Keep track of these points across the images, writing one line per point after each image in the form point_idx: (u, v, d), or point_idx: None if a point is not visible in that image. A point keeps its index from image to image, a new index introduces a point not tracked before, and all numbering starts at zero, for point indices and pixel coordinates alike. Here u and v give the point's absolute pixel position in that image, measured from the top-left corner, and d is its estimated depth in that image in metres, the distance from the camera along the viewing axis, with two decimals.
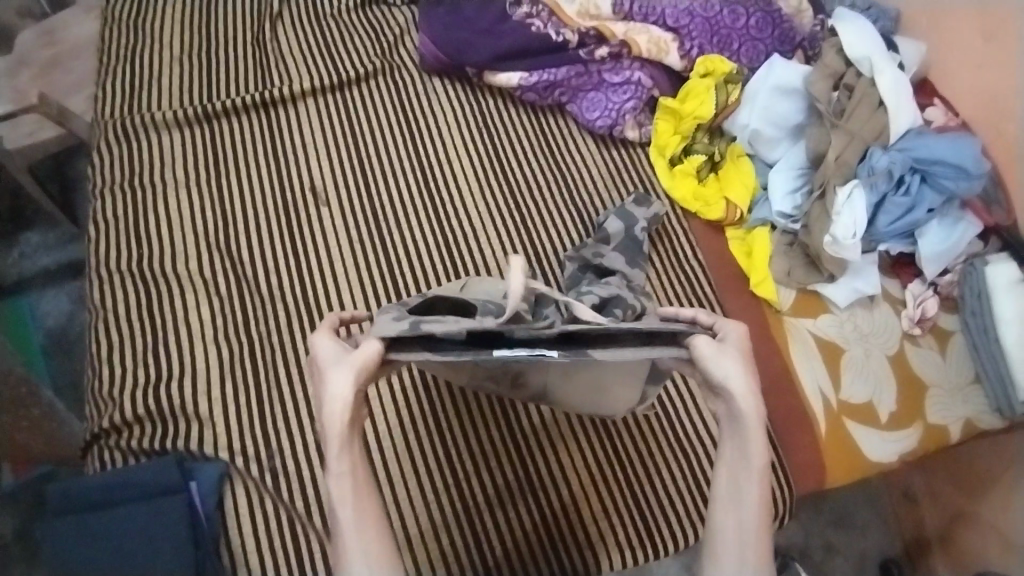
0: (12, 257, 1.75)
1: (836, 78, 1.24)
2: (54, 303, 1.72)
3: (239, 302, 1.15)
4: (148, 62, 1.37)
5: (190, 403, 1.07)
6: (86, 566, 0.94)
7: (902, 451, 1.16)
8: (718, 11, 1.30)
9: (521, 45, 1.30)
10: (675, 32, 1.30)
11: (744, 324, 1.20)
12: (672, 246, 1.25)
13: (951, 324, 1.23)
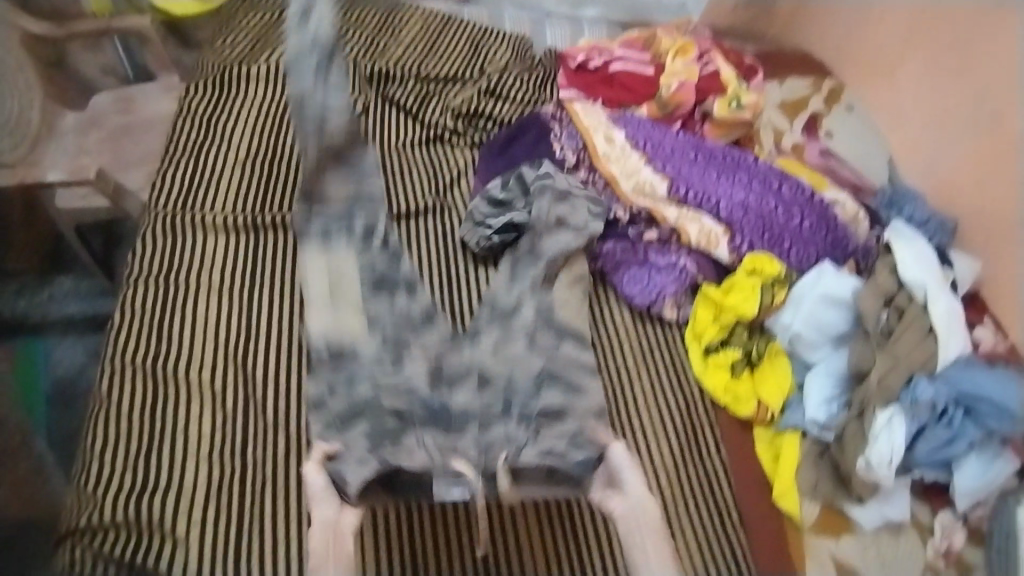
0: (41, 297, 1.77)
1: (887, 297, 1.23)
2: (67, 353, 1.70)
3: (243, 422, 1.13)
4: (212, 160, 1.44)
5: (170, 521, 1.04)
6: None
7: None
8: (773, 208, 1.32)
9: None
10: (727, 225, 1.32)
11: (757, 534, 1.14)
12: (692, 441, 1.20)
13: (975, 558, 1.13)
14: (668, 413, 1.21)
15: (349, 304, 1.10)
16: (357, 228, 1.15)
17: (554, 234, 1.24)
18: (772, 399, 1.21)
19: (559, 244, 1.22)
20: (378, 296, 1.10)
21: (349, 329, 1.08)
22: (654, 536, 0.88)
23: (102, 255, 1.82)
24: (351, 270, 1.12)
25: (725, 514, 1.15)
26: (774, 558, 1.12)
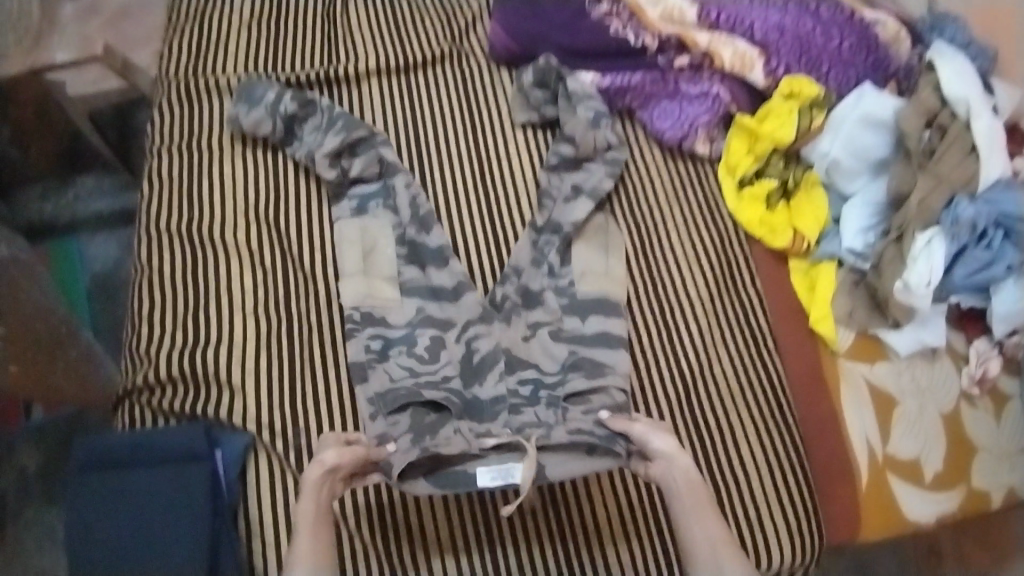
0: (66, 199, 1.67)
1: (929, 116, 1.16)
2: (100, 249, 1.65)
3: (282, 275, 1.12)
4: (216, 25, 1.38)
5: (224, 370, 1.05)
6: (105, 530, 0.91)
7: (941, 512, 1.13)
8: (811, 29, 1.25)
9: (599, 47, 1.30)
10: (762, 47, 1.25)
11: (794, 362, 1.15)
12: (729, 274, 1.18)
13: (1010, 387, 1.17)
14: (703, 249, 1.19)
15: (376, 277, 1.11)
16: (391, 200, 1.18)
17: (575, 170, 1.22)
18: (809, 229, 1.18)
19: (587, 174, 1.21)
20: (410, 266, 1.13)
21: (386, 298, 1.10)
22: (698, 507, 0.92)
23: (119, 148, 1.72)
24: (390, 248, 1.14)
25: (762, 344, 1.15)
26: (810, 381, 1.15)
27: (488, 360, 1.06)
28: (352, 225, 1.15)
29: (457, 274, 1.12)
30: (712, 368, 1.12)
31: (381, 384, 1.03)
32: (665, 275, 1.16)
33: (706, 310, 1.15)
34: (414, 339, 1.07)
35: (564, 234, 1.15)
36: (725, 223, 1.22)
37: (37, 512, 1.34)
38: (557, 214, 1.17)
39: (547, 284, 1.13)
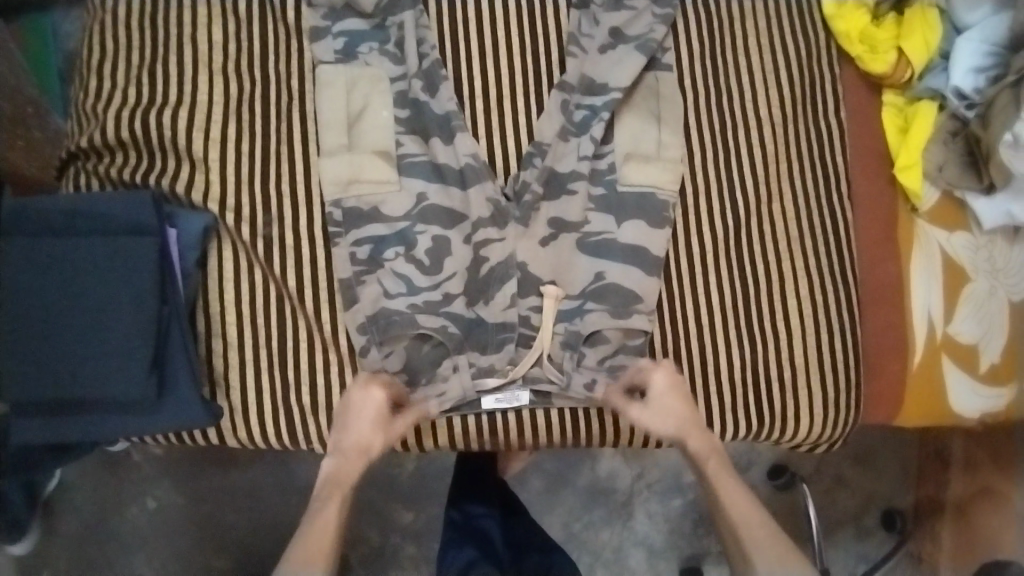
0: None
1: None
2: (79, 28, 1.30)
3: (258, 31, 0.89)
4: None
5: (184, 138, 0.86)
6: (34, 308, 0.75)
7: (986, 409, 0.98)
8: None
9: None
10: None
11: (863, 212, 0.98)
12: (810, 99, 0.97)
13: None
14: (781, 62, 0.96)
15: (367, 146, 0.86)
16: (391, 42, 0.90)
17: (618, 9, 0.92)
18: (915, 54, 0.93)
19: (633, 16, 0.92)
20: (412, 137, 0.88)
21: (377, 180, 0.86)
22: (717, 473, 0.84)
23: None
24: (387, 109, 0.88)
25: (830, 183, 0.96)
26: (878, 237, 0.97)
27: (498, 276, 0.87)
28: (336, 70, 0.87)
29: (465, 155, 0.87)
30: (770, 205, 0.94)
31: (374, 305, 0.84)
32: (729, 83, 0.95)
33: (771, 139, 0.95)
34: (412, 240, 0.85)
35: (606, 109, 0.89)
36: (813, 32, 0.98)
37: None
38: (591, 71, 0.90)
39: (581, 169, 0.89)
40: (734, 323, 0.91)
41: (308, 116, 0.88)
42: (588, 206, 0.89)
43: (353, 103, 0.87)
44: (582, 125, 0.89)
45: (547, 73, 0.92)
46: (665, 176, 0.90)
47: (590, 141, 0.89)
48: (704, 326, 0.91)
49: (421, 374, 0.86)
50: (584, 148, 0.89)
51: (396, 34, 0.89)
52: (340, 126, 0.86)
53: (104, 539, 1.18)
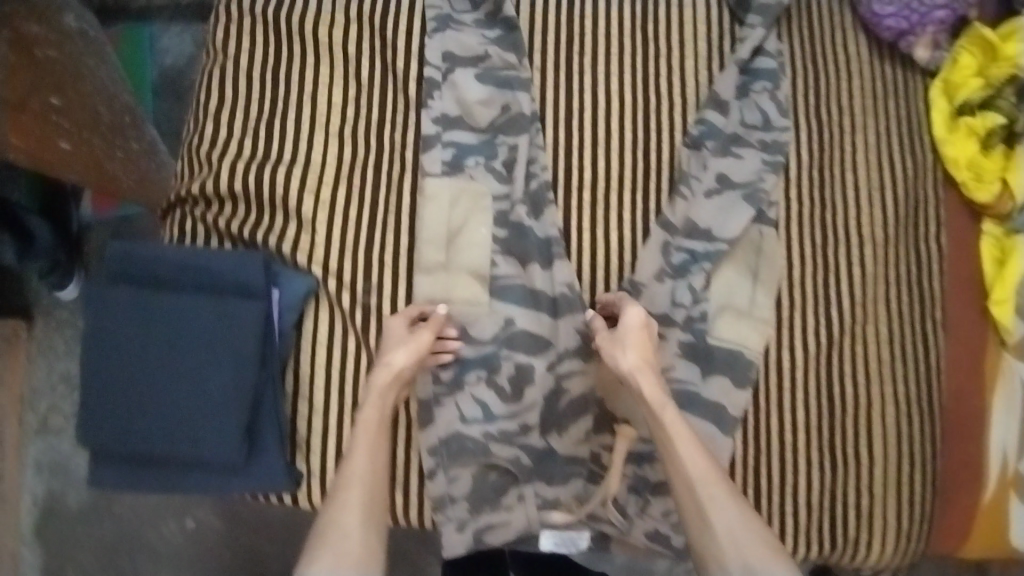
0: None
1: None
2: (175, 41, 1.35)
3: (377, 97, 0.89)
4: None
5: (294, 197, 0.86)
6: (134, 362, 0.75)
7: None
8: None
9: None
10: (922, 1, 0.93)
11: (952, 340, 0.97)
12: (914, 223, 0.96)
13: None
14: (890, 181, 0.95)
15: (463, 268, 0.86)
16: (498, 159, 0.88)
17: (724, 155, 0.89)
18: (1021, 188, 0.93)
19: (739, 165, 0.89)
20: (507, 259, 0.86)
21: (469, 300, 0.85)
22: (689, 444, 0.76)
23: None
24: (486, 227, 0.86)
25: (926, 310, 0.95)
26: (965, 367, 0.97)
27: (577, 408, 0.86)
28: (444, 185, 0.86)
29: (563, 283, 0.85)
30: (865, 326, 0.92)
31: (449, 427, 0.84)
32: (837, 198, 0.93)
33: (875, 259, 0.93)
34: (497, 365, 0.85)
35: (708, 258, 0.87)
36: (922, 154, 0.97)
37: (69, 313, 1.29)
38: (696, 215, 0.87)
39: (674, 315, 0.87)
40: (815, 442, 0.91)
41: (406, 222, 0.87)
42: (674, 353, 0.87)
43: (456, 199, 0.86)
44: (683, 271, 0.87)
45: (656, 197, 0.89)
46: (753, 335, 0.87)
47: (687, 288, 0.86)
48: (785, 442, 0.90)
49: (486, 502, 0.84)
50: (679, 294, 0.87)
51: (504, 153, 0.88)
52: (442, 243, 0.86)
53: (141, 551, 1.21)
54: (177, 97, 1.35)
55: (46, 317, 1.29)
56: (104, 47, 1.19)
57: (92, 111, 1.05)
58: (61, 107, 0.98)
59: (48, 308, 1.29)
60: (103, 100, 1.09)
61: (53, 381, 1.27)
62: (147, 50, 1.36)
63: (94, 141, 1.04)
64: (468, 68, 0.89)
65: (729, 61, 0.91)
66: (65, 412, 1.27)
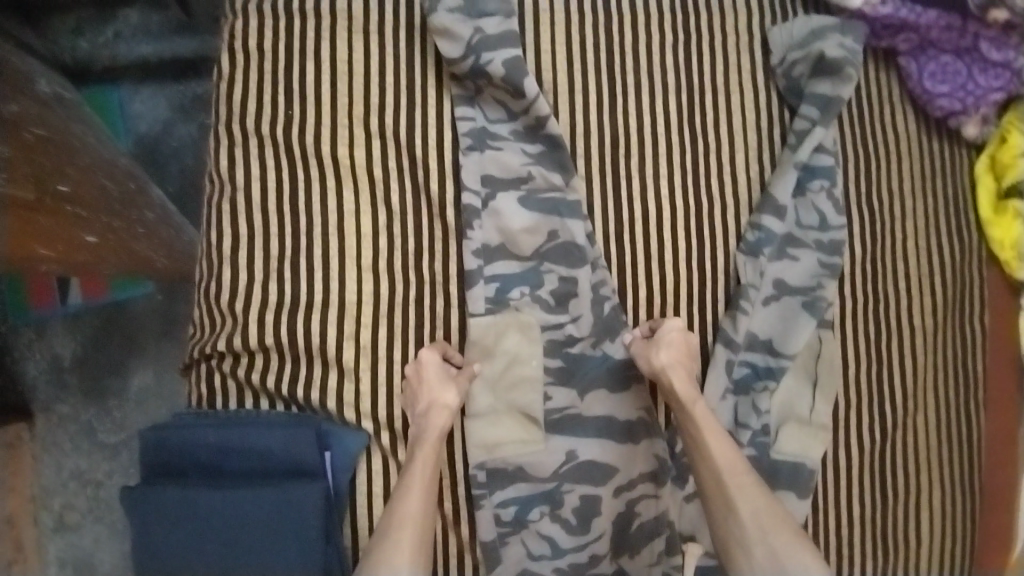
0: (105, 36, 1.17)
1: None
2: (148, 105, 1.18)
3: (412, 225, 0.80)
4: None
5: (333, 346, 0.77)
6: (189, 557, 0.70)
7: None
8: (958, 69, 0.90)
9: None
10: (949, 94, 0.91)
11: (993, 414, 0.98)
12: (960, 305, 0.96)
13: None
14: (937, 267, 0.94)
15: (516, 406, 0.81)
16: (545, 287, 0.82)
17: (780, 258, 0.86)
18: None
19: (796, 268, 0.86)
20: (562, 389, 0.82)
21: (521, 441, 0.80)
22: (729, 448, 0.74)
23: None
24: (536, 360, 0.81)
25: (970, 391, 0.96)
26: (1003, 439, 0.99)
27: (647, 532, 0.83)
28: (488, 324, 0.80)
29: (639, 408, 0.82)
30: (914, 416, 0.93)
31: (517, 566, 0.81)
32: (888, 291, 0.92)
33: (924, 348, 0.93)
34: (560, 499, 0.81)
35: (771, 374, 0.85)
36: (967, 234, 0.96)
37: (73, 408, 1.20)
38: (756, 326, 0.85)
39: (738, 436, 0.84)
40: (870, 534, 0.92)
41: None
42: None
43: (501, 335, 0.80)
44: (745, 385, 0.85)
45: (714, 313, 0.86)
46: (815, 444, 0.86)
47: (751, 406, 0.84)
48: (842, 539, 0.91)
49: None
50: (741, 411, 0.85)
51: (552, 281, 0.82)
52: (491, 384, 0.80)
53: None
54: (155, 167, 1.18)
55: (46, 413, 1.20)
56: (72, 119, 0.99)
57: (99, 185, 0.93)
58: (71, 194, 0.88)
59: (48, 404, 1.20)
60: (103, 171, 0.96)
61: (64, 480, 1.20)
62: (118, 115, 1.18)
63: (116, 223, 0.91)
64: (510, 192, 0.81)
65: (785, 162, 0.85)
66: (82, 509, 1.21)
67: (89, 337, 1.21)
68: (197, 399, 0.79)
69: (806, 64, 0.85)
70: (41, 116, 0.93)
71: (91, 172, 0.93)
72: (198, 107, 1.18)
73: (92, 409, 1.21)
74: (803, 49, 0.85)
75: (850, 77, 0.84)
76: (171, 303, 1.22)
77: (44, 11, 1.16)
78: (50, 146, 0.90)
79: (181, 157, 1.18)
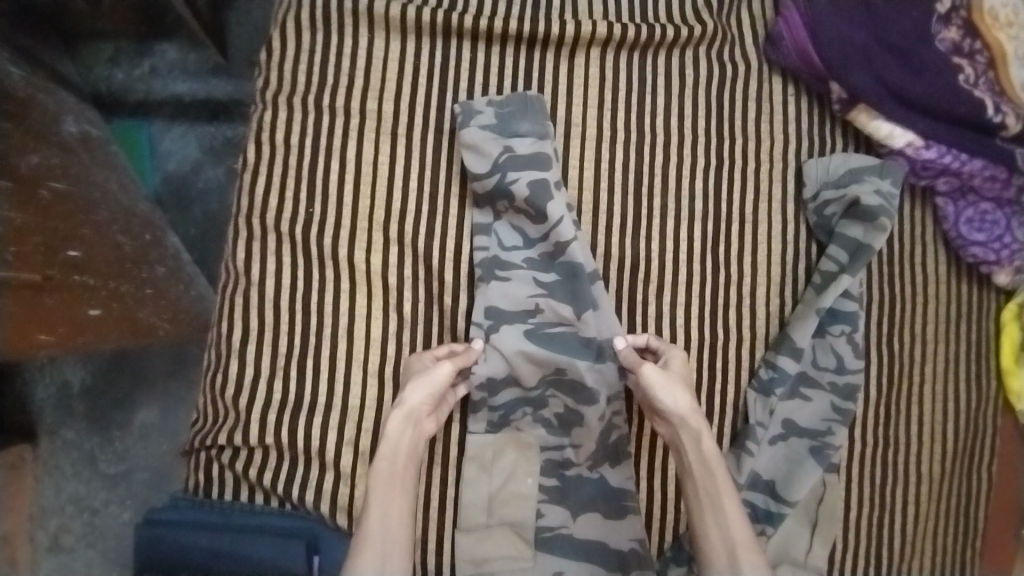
0: (141, 70, 1.13)
1: None
2: (178, 144, 1.14)
3: (429, 329, 0.81)
4: None
5: (332, 447, 0.77)
6: None
7: None
8: (997, 215, 0.89)
9: (952, 113, 0.87)
10: (986, 239, 0.89)
11: (993, 555, 0.97)
12: (970, 450, 0.94)
13: None
14: (950, 412, 0.93)
15: (507, 522, 0.81)
16: (549, 409, 0.82)
17: (792, 396, 0.86)
18: None
19: (805, 407, 0.86)
20: (555, 509, 0.82)
21: (511, 558, 0.80)
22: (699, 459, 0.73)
23: (210, 22, 1.08)
24: (532, 477, 0.82)
25: (970, 537, 0.95)
26: None
27: None
28: (487, 442, 0.82)
29: (633, 537, 0.81)
30: (912, 560, 0.92)
31: None
32: (898, 432, 0.91)
33: (929, 491, 0.92)
34: None
35: (771, 521, 0.83)
36: (986, 382, 0.94)
37: (76, 435, 1.21)
38: (759, 466, 0.84)
39: None
40: None
41: (452, 473, 0.82)
42: None
43: (499, 451, 0.81)
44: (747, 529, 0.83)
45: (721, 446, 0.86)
46: None
47: None
48: None
49: None
50: None
51: (557, 406, 0.82)
52: (486, 496, 0.81)
53: None
54: (178, 208, 1.14)
55: (51, 437, 1.21)
56: (93, 165, 0.98)
57: (114, 245, 0.93)
58: (81, 260, 0.88)
59: (54, 427, 1.21)
60: (120, 226, 0.96)
61: (60, 503, 1.21)
62: (146, 153, 1.14)
63: (121, 287, 0.93)
64: (515, 325, 0.81)
65: (810, 305, 0.85)
66: (76, 533, 1.21)
67: (99, 366, 1.22)
68: (193, 486, 0.78)
69: (839, 205, 0.87)
70: (64, 165, 0.92)
71: (109, 231, 0.94)
72: (227, 150, 1.14)
73: (95, 439, 1.22)
74: (839, 190, 0.87)
75: (884, 226, 0.85)
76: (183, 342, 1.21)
77: (82, 39, 1.12)
78: (63, 210, 0.88)
79: (206, 201, 1.15)
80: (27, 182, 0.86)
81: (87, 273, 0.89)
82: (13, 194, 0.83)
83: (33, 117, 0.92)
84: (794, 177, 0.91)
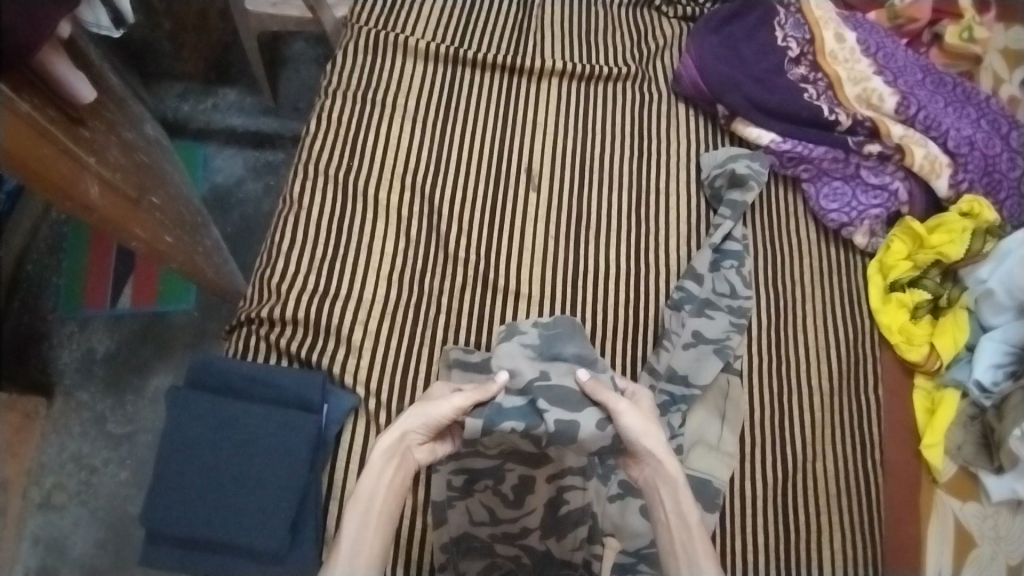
0: (205, 106, 1.53)
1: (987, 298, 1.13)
2: (229, 163, 1.51)
3: (422, 248, 1.09)
4: None
5: (347, 326, 1.03)
6: (205, 459, 0.91)
7: None
8: (845, 190, 1.20)
9: (802, 115, 1.21)
10: (839, 205, 1.19)
11: (895, 471, 1.12)
12: (857, 374, 1.14)
13: None
14: (833, 339, 1.16)
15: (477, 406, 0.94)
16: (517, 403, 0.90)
17: (699, 315, 1.09)
18: (944, 348, 1.14)
19: (711, 323, 1.09)
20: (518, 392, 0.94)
21: None
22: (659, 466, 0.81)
23: (272, 75, 1.55)
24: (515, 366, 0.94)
25: (868, 453, 1.10)
26: (903, 501, 1.10)
27: (573, 519, 0.99)
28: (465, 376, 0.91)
29: None
30: (813, 466, 1.08)
31: (458, 528, 0.99)
32: (790, 351, 1.14)
33: (823, 403, 1.12)
34: (502, 475, 0.98)
35: (684, 400, 1.05)
36: (861, 320, 1.18)
37: (91, 397, 1.42)
38: (676, 363, 1.06)
39: None
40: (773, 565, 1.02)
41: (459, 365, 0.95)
42: None
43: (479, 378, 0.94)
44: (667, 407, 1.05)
45: (645, 347, 1.09)
46: (720, 467, 1.04)
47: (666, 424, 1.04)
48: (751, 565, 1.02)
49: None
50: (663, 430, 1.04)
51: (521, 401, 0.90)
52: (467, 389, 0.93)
53: None
54: (222, 211, 1.48)
55: (65, 398, 1.42)
56: (165, 160, 1.29)
57: (179, 210, 1.21)
58: (158, 205, 1.12)
59: (69, 390, 1.43)
60: (183, 201, 1.26)
61: (62, 460, 1.39)
62: (202, 167, 1.50)
63: (185, 237, 1.18)
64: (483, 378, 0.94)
65: (704, 244, 1.14)
66: (69, 491, 1.37)
67: (124, 338, 1.46)
68: (234, 352, 1.02)
69: (723, 177, 1.18)
70: (148, 149, 1.20)
71: (176, 202, 1.22)
72: (269, 171, 1.51)
73: (108, 402, 1.42)
74: (722, 168, 1.18)
75: (753, 187, 1.15)
76: (205, 322, 1.48)
77: (160, 77, 1.53)
78: (150, 171, 1.16)
79: (244, 207, 1.49)
80: (129, 145, 1.12)
81: (157, 212, 1.11)
82: (122, 147, 1.08)
83: (125, 111, 1.19)
84: (694, 168, 1.23)
